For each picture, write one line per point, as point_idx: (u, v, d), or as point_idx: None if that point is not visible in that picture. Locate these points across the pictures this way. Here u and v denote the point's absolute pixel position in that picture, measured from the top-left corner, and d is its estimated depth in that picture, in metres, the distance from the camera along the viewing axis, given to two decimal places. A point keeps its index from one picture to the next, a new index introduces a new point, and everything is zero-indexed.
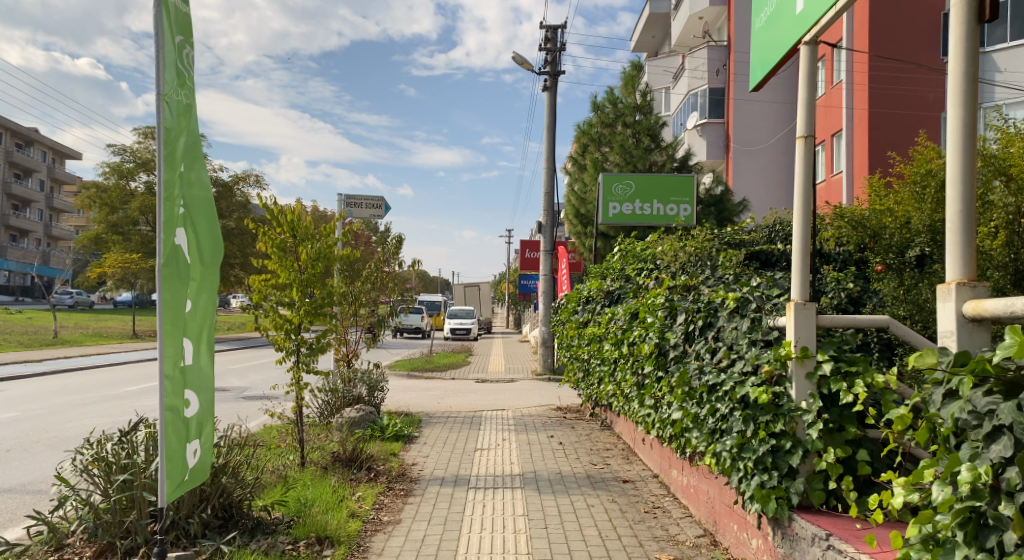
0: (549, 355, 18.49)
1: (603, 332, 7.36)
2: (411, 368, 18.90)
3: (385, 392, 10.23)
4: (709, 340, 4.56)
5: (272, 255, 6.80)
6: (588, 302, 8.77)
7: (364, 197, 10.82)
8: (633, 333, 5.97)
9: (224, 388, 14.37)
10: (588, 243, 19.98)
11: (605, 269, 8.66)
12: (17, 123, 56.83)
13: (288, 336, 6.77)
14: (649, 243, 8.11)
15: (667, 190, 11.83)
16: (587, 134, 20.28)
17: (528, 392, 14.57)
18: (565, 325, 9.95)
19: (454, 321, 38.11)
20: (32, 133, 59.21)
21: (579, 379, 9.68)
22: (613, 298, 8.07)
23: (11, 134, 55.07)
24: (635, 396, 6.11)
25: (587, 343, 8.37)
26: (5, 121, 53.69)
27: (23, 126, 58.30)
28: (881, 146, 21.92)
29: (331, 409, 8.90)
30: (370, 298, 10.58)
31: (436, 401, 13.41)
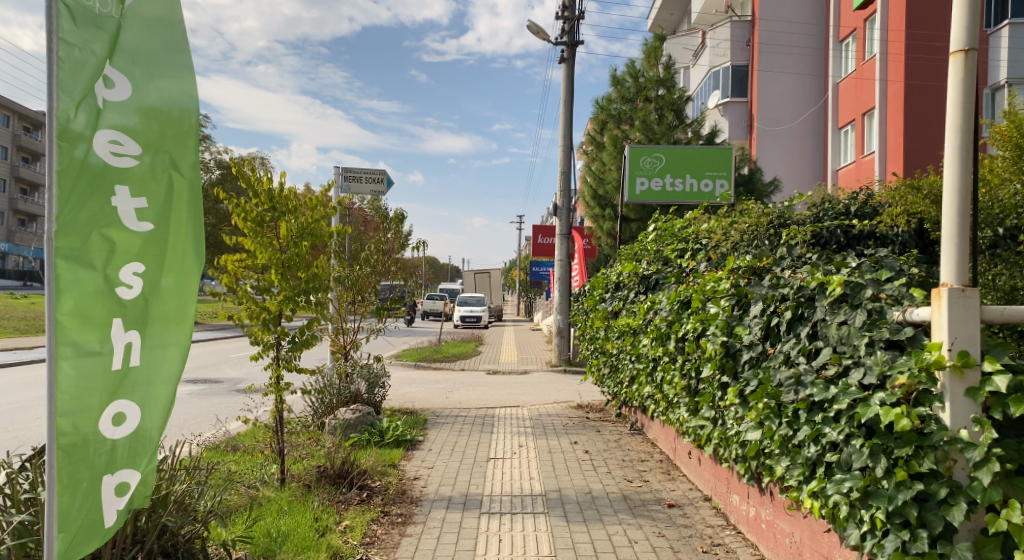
0: (565, 346, 17.42)
1: (638, 324, 6.23)
2: (419, 358, 17.85)
3: (389, 387, 9.18)
4: (802, 338, 3.41)
5: (247, 231, 5.68)
6: (618, 289, 7.61)
7: (363, 170, 9.69)
8: (684, 327, 4.84)
9: (217, 381, 13.31)
10: (606, 226, 18.79)
11: (637, 250, 7.54)
12: (27, 109, 55.83)
13: (267, 326, 5.67)
14: (690, 220, 6.98)
15: (701, 164, 10.64)
16: (606, 110, 19.04)
17: (543, 386, 13.47)
18: (589, 314, 8.84)
19: (465, 309, 37.08)
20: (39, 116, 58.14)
21: (605, 376, 8.55)
22: (648, 282, 6.91)
23: (19, 117, 54.25)
24: (685, 404, 5.00)
25: (617, 336, 7.26)
26: (15, 105, 52.94)
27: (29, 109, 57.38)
28: (917, 121, 20.70)
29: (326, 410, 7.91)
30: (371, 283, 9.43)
31: (443, 397, 12.31)
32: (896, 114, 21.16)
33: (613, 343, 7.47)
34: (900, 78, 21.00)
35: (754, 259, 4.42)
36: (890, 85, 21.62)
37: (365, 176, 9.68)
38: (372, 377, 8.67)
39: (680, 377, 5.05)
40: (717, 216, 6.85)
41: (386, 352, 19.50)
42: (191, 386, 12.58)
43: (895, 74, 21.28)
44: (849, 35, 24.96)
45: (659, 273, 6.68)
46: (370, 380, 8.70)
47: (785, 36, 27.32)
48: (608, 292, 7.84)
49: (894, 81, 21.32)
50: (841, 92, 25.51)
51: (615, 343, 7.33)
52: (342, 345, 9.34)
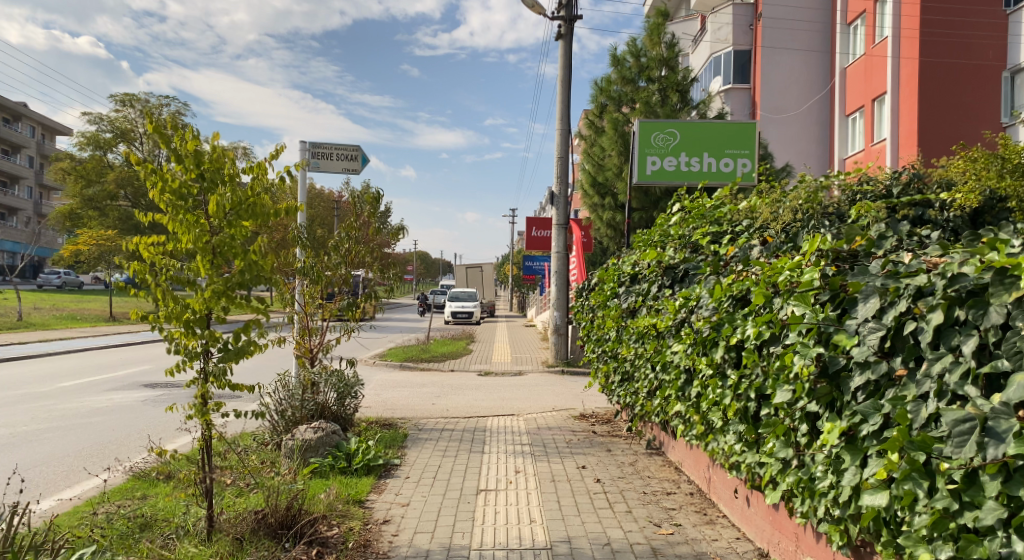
0: (563, 345, 16.19)
1: (666, 327, 4.96)
2: (404, 358, 16.57)
3: (363, 397, 7.91)
4: (969, 358, 2.16)
5: (166, 206, 4.38)
6: (634, 282, 6.35)
7: (334, 145, 8.42)
8: (745, 333, 3.57)
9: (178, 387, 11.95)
10: (605, 216, 17.51)
11: (660, 237, 6.26)
12: (7, 102, 53.95)
13: (191, 330, 4.35)
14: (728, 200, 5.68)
15: (721, 141, 9.38)
16: (606, 92, 17.74)
17: (539, 391, 12.20)
18: (596, 312, 7.58)
19: (456, 304, 35.80)
20: (19, 107, 55.82)
21: (615, 385, 7.30)
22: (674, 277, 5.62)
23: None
24: (743, 433, 3.74)
25: (635, 339, 5.98)
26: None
27: (9, 99, 55.38)
28: (934, 102, 19.45)
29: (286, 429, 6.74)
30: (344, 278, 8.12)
31: (426, 404, 11.01)
32: (911, 93, 19.94)
33: (629, 347, 6.19)
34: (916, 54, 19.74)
35: (844, 240, 3.18)
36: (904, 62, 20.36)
37: (337, 153, 8.41)
38: (342, 387, 7.45)
39: (732, 398, 3.80)
40: (762, 191, 5.58)
41: (370, 351, 18.19)
42: (148, 394, 11.24)
43: (910, 50, 20.02)
44: (858, 17, 23.73)
45: (691, 262, 5.41)
46: (340, 390, 7.47)
47: (791, 19, 26.08)
48: (621, 283, 6.56)
49: (908, 57, 20.07)
50: (850, 78, 24.32)
51: (633, 349, 6.04)
52: (308, 348, 8.03)
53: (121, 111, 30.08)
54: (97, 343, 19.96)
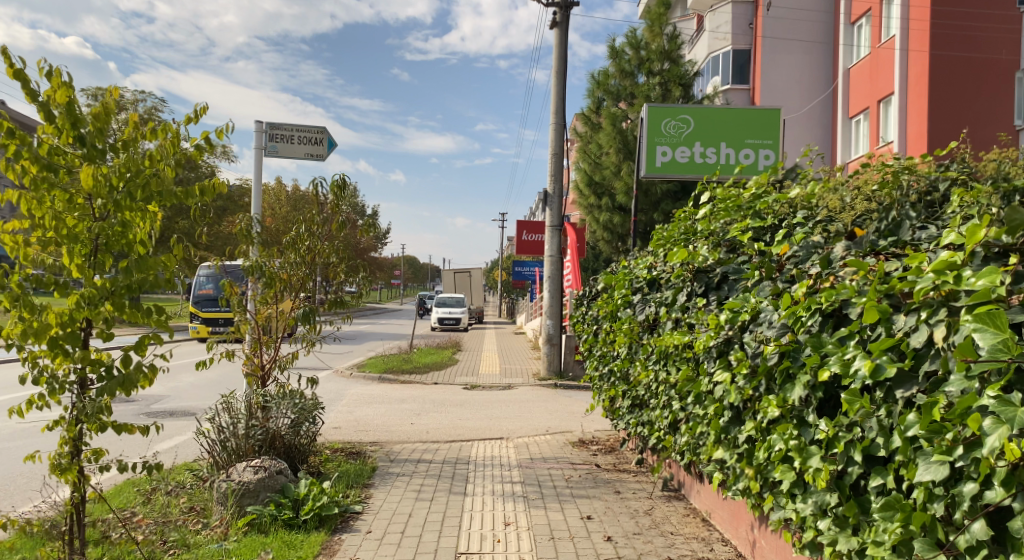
0: (556, 355, 15.05)
1: (703, 349, 3.77)
2: (385, 369, 15.36)
3: (322, 422, 6.72)
4: None
5: (24, 179, 3.13)
6: (651, 288, 5.16)
7: (294, 127, 7.23)
8: (855, 367, 2.38)
9: (129, 403, 10.72)
10: (601, 218, 16.38)
11: (686, 235, 5.03)
12: None
13: (61, 350, 3.14)
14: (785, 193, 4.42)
15: (740, 130, 8.22)
16: (604, 86, 16.61)
17: (531, 411, 11.03)
18: (602, 324, 6.38)
19: (443, 310, 34.62)
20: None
21: (624, 412, 6.13)
22: (692, 294, 4.38)
23: None
24: (841, 511, 2.56)
25: (654, 361, 4.77)
26: None
27: None
28: (942, 99, 18.45)
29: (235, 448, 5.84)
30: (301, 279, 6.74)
31: (403, 425, 9.79)
32: (918, 88, 18.93)
33: (647, 369, 4.99)
34: (925, 46, 18.71)
35: (1016, 229, 2.04)
36: (911, 56, 19.31)
37: (298, 136, 7.24)
38: (301, 411, 6.26)
39: (822, 458, 2.61)
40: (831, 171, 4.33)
41: (349, 361, 16.97)
42: None
43: (918, 43, 18.95)
44: (861, 16, 22.72)
45: (730, 264, 4.17)
46: (298, 415, 6.28)
47: (792, 21, 25.24)
48: (634, 289, 5.37)
49: (916, 49, 19.05)
50: (852, 79, 23.32)
51: (656, 378, 4.80)
52: (258, 363, 6.81)
53: None
54: None
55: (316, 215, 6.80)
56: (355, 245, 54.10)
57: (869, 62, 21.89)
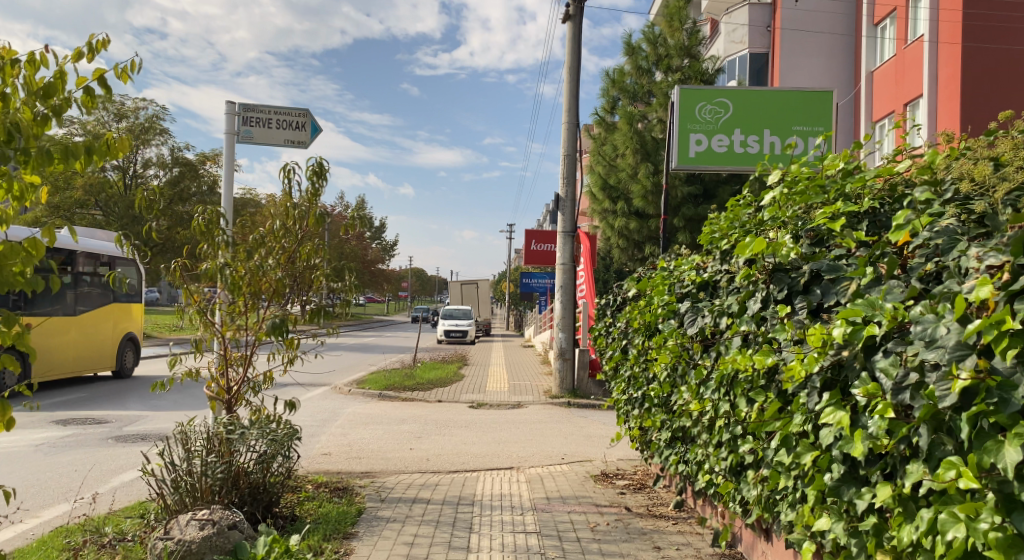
0: (568, 372, 13.96)
1: (801, 377, 2.68)
2: (385, 386, 14.30)
3: (299, 455, 5.64)
4: None
5: None
6: (701, 294, 4.08)
7: (272, 109, 6.22)
8: None
9: (100, 424, 9.68)
10: (616, 224, 15.33)
11: (745, 225, 3.95)
12: None
13: None
14: (889, 170, 3.37)
15: (788, 114, 7.17)
16: (619, 84, 15.60)
17: (544, 434, 9.92)
18: (634, 340, 5.28)
19: (449, 323, 33.63)
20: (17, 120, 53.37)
21: (666, 444, 5.04)
22: (768, 300, 3.29)
23: None
24: None
25: (714, 389, 3.68)
26: None
27: None
28: (975, 93, 17.34)
29: (185, 460, 4.90)
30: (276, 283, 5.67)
31: (401, 451, 8.70)
32: (950, 82, 17.77)
33: (702, 400, 3.89)
34: (957, 38, 17.58)
35: None
36: (941, 48, 18.21)
37: (276, 120, 6.22)
38: (274, 445, 5.20)
39: None
40: (953, 138, 3.25)
41: (347, 376, 15.90)
42: (56, 434, 9.00)
43: (949, 34, 17.86)
44: (887, 16, 21.66)
45: (824, 260, 3.09)
46: (271, 449, 5.22)
47: (812, 22, 24.21)
48: (675, 297, 4.27)
49: (948, 41, 17.92)
50: (877, 82, 22.15)
51: (715, 411, 3.71)
52: (224, 386, 5.72)
53: (93, 114, 28.55)
54: None
55: (292, 211, 5.75)
56: (361, 255, 53.21)
57: (895, 62, 20.81)
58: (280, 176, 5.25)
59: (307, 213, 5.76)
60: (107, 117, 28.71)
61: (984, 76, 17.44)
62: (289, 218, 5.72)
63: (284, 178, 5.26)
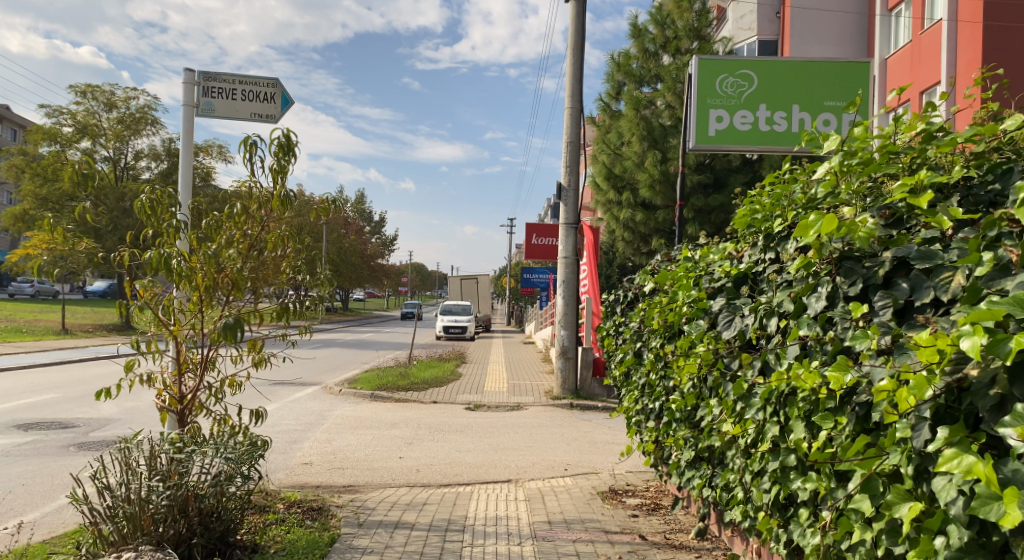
0: (570, 371, 13.24)
1: (908, 408, 1.92)
2: (378, 386, 13.57)
3: (260, 474, 4.88)
4: None
5: None
6: (739, 289, 3.32)
7: (235, 78, 5.48)
8: None
9: (66, 430, 8.93)
10: (620, 216, 14.59)
11: (792, 203, 3.18)
12: (7, 111, 51.19)
13: None
14: (991, 129, 2.60)
15: (817, 90, 6.69)
16: (625, 69, 14.85)
17: (545, 440, 9.20)
18: (651, 343, 4.54)
19: (448, 318, 32.90)
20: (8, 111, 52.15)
21: (688, 466, 4.31)
22: (836, 296, 2.54)
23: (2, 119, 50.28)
24: None
25: (760, 408, 2.94)
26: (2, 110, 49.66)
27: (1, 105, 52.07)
28: None
29: (124, 479, 4.19)
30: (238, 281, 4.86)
31: (389, 460, 7.98)
32: (971, 63, 16.93)
33: (742, 420, 3.16)
34: (978, 16, 16.78)
35: None
36: (961, 27, 17.39)
37: (241, 91, 5.48)
38: (231, 464, 4.45)
39: None
40: None
41: (339, 375, 15.18)
42: (14, 441, 8.25)
43: (970, 12, 17.03)
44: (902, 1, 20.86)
45: (915, 244, 2.34)
46: (227, 469, 4.47)
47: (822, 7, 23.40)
48: (705, 292, 3.52)
49: (968, 20, 17.12)
50: (891, 69, 21.35)
51: (760, 435, 2.96)
52: (176, 395, 4.96)
53: (83, 104, 27.71)
54: (26, 358, 16.97)
55: (254, 193, 4.95)
56: (360, 250, 52.37)
57: (911, 46, 19.99)
58: (241, 152, 4.46)
59: (270, 195, 4.97)
60: (96, 107, 27.86)
61: (1008, 55, 16.59)
62: (252, 201, 4.95)
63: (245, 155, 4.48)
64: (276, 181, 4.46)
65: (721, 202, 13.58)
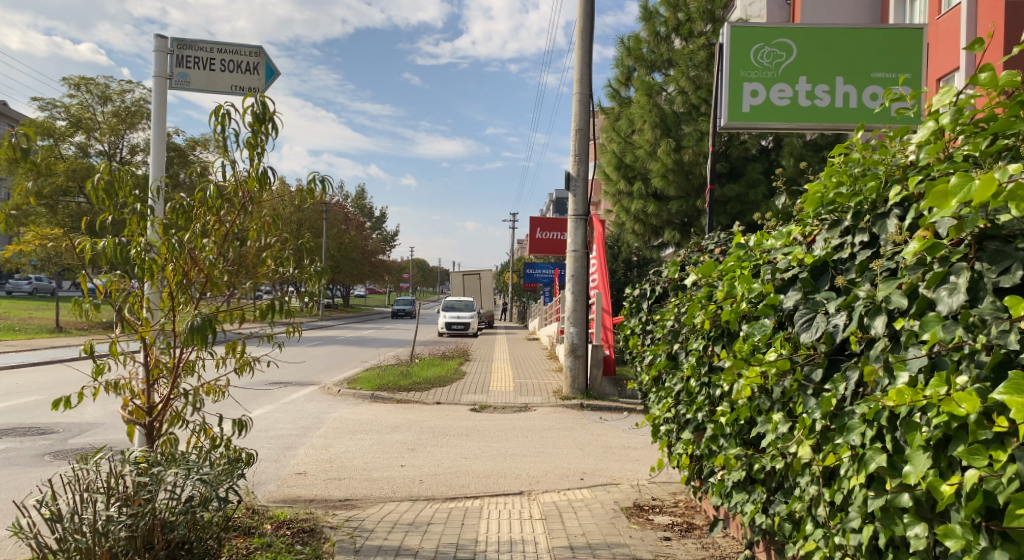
0: (580, 370, 12.60)
1: None
2: (378, 386, 12.95)
3: (236, 495, 4.22)
4: None
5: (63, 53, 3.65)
6: (817, 284, 2.67)
7: (213, 46, 4.83)
8: None
9: (44, 436, 8.34)
10: (631, 207, 13.96)
11: (885, 173, 2.55)
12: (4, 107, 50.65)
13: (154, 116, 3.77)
14: None
15: (859, 60, 6.53)
16: (635, 54, 14.21)
17: (557, 446, 8.58)
18: (693, 346, 3.90)
19: (450, 314, 32.29)
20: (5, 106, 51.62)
21: (739, 491, 3.65)
22: (980, 289, 1.90)
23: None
24: None
25: (858, 432, 2.28)
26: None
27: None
28: None
29: (75, 508, 3.52)
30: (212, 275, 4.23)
31: (389, 470, 7.36)
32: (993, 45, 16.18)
33: (830, 445, 2.50)
34: None
35: None
36: None
37: (219, 60, 4.82)
38: (207, 487, 3.82)
39: None
40: None
41: (338, 374, 14.60)
42: None
43: None
44: None
45: None
46: (203, 492, 3.83)
47: None
48: (771, 286, 2.89)
49: None
50: None
51: (857, 467, 2.31)
52: (144, 407, 4.31)
53: (76, 96, 27.16)
54: (16, 357, 16.42)
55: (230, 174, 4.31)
56: (361, 246, 51.79)
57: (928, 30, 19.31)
58: (211, 122, 3.89)
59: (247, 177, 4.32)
60: (90, 100, 27.31)
61: None
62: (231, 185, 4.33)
63: (217, 125, 3.91)
64: (251, 156, 3.86)
65: (738, 192, 12.93)
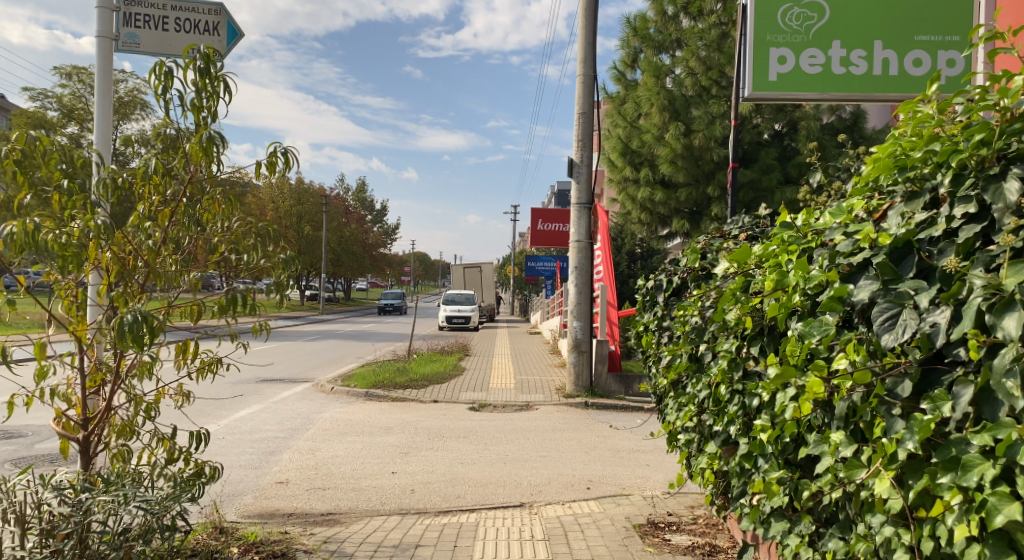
0: (584, 366, 12.00)
1: None
2: (374, 383, 12.36)
3: (188, 519, 3.54)
4: None
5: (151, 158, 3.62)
6: (892, 267, 2.05)
7: (166, 1, 4.22)
8: None
9: (9, 441, 7.75)
10: (638, 195, 13.36)
11: (994, 123, 1.92)
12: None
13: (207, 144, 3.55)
14: None
15: (902, 25, 6.38)
16: (641, 34, 13.57)
17: (561, 449, 8.00)
18: (723, 347, 3.30)
19: (450, 307, 31.72)
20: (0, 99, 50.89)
21: (780, 521, 3.04)
22: None
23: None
24: None
25: (980, 473, 1.65)
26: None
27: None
28: None
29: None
30: (162, 270, 3.66)
31: (378, 477, 6.77)
32: None
33: (927, 486, 1.88)
34: None
35: None
36: None
37: (173, 19, 4.22)
38: (151, 515, 3.23)
39: None
40: None
41: (332, 371, 14.03)
42: None
43: None
44: None
45: None
46: (145, 521, 3.24)
47: None
48: (835, 274, 2.26)
49: None
50: None
51: (973, 521, 1.69)
52: (79, 421, 3.74)
53: (68, 86, 26.47)
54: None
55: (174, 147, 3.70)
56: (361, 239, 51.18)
57: None
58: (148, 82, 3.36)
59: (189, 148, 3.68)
60: (83, 90, 26.65)
61: None
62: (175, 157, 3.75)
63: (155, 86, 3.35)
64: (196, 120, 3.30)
65: (751, 178, 12.30)
